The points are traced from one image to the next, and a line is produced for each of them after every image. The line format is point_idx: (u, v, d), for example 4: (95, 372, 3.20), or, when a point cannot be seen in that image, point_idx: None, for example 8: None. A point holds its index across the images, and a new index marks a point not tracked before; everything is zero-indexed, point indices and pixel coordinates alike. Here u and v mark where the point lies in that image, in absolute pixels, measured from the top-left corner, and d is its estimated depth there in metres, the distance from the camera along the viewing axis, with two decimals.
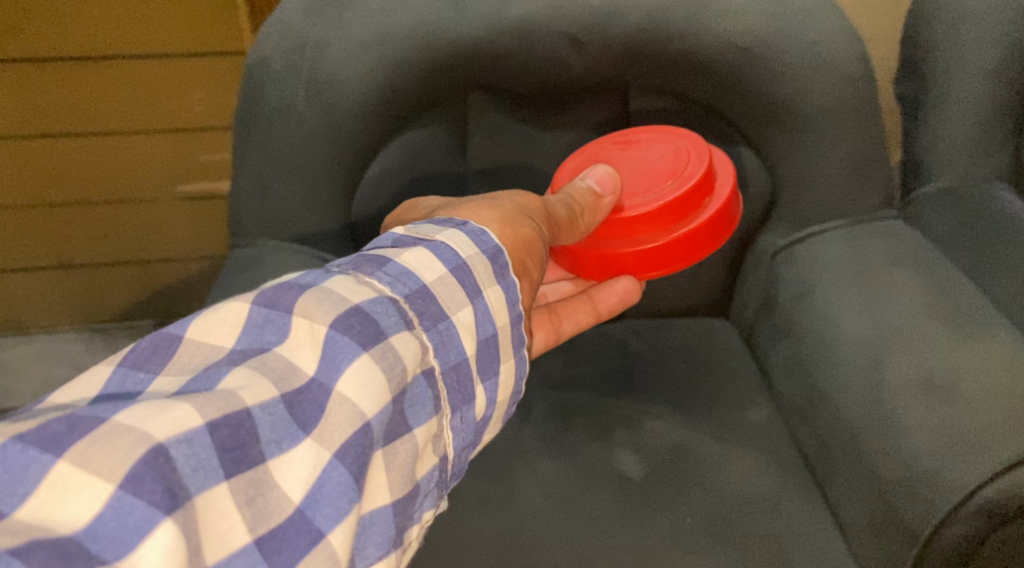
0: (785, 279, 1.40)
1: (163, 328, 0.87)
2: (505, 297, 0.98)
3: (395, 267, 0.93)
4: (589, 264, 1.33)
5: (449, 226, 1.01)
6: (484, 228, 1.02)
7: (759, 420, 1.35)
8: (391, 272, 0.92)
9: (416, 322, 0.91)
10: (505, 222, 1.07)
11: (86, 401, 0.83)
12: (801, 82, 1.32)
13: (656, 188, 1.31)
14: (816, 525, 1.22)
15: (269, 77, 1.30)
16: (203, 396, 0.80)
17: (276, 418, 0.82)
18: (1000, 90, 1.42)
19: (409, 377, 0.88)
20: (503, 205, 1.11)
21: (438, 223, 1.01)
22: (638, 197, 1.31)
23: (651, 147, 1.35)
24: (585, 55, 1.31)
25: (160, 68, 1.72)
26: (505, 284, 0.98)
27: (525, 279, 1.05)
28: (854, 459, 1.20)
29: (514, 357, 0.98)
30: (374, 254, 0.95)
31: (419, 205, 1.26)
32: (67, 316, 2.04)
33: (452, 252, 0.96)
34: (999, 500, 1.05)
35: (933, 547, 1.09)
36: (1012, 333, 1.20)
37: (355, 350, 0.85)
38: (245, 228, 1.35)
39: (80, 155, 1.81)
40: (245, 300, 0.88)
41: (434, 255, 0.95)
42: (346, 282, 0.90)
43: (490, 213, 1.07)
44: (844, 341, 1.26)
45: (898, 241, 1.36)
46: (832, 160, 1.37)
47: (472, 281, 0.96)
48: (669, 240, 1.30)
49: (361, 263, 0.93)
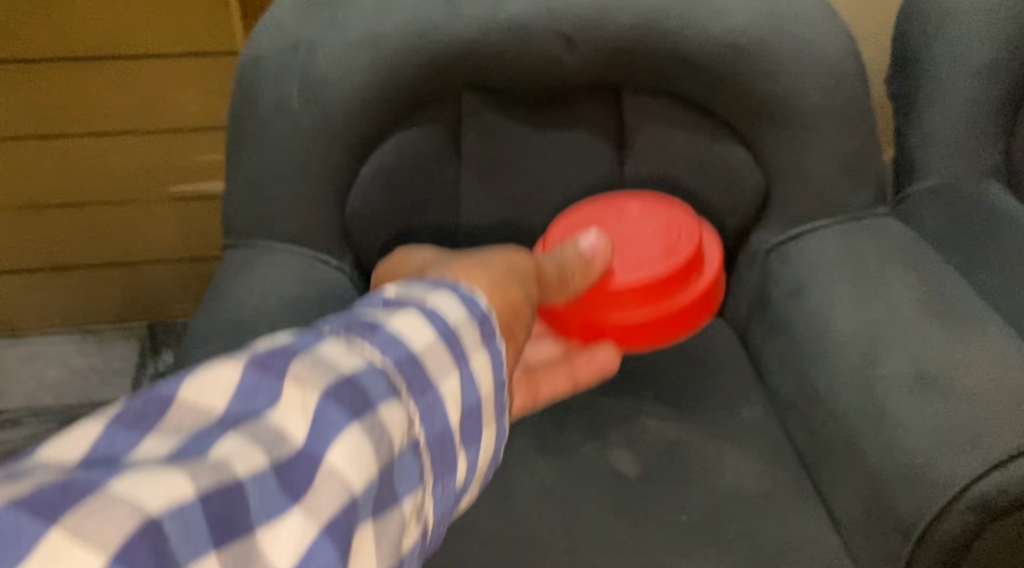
0: (778, 277, 1.41)
1: (151, 390, 0.79)
2: (490, 363, 0.98)
3: (385, 332, 0.91)
4: (573, 327, 1.39)
5: (437, 289, 1.00)
6: (472, 294, 1.03)
7: (754, 417, 1.35)
8: (381, 338, 0.91)
9: (405, 390, 0.89)
10: (497, 284, 1.10)
11: (71, 461, 0.72)
12: (790, 80, 1.34)
13: (646, 261, 1.39)
14: (811, 521, 1.22)
15: (262, 78, 1.30)
16: (196, 466, 0.72)
17: (267, 488, 0.75)
18: (992, 89, 1.43)
19: (396, 450, 0.84)
20: (492, 268, 1.13)
21: (425, 286, 1.01)
22: (627, 268, 1.39)
23: (641, 217, 1.41)
24: (578, 54, 1.32)
25: (154, 68, 1.73)
26: (490, 350, 0.99)
27: (511, 344, 1.07)
28: (848, 456, 1.20)
29: (494, 425, 0.98)
30: (364, 319, 0.93)
31: (408, 260, 1.26)
32: (60, 318, 2.01)
33: (441, 318, 0.96)
34: (991, 495, 1.05)
35: (926, 542, 1.09)
36: (1003, 330, 1.21)
37: (345, 421, 0.81)
38: (239, 229, 1.35)
39: (72, 156, 1.81)
40: (236, 363, 0.82)
41: (425, 321, 0.94)
42: (336, 348, 0.87)
43: (478, 273, 1.09)
44: (836, 337, 1.27)
45: (890, 238, 1.37)
46: (822, 158, 1.38)
47: (460, 347, 0.96)
48: (654, 313, 1.39)
49: (352, 328, 0.91)
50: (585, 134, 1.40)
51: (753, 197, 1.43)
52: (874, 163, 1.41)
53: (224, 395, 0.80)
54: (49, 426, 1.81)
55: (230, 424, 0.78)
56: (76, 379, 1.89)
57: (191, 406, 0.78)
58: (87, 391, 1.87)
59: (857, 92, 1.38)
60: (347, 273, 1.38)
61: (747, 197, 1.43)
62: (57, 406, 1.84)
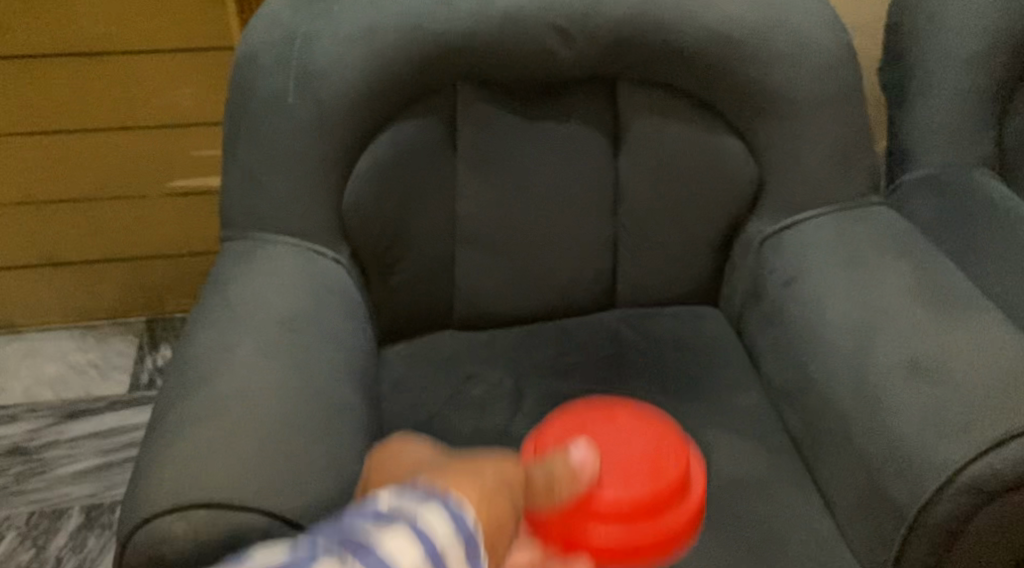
0: (772, 266, 1.41)
1: None
2: None
3: (376, 552, 0.84)
4: (553, 538, 1.17)
5: (431, 501, 0.92)
6: (462, 507, 0.94)
7: (748, 405, 1.37)
8: (373, 559, 0.84)
9: None
10: (482, 496, 0.99)
11: None
12: (781, 70, 1.37)
13: (632, 477, 1.20)
14: (806, 507, 1.23)
15: (258, 71, 1.31)
16: None
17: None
18: (982, 78, 1.45)
19: None
20: (483, 475, 1.03)
21: (418, 496, 0.93)
22: (615, 481, 1.19)
23: (629, 432, 1.25)
24: (573, 46, 1.34)
25: (152, 64, 1.75)
26: None
27: (492, 558, 0.98)
28: (842, 441, 1.21)
29: None
30: (356, 535, 0.86)
31: (401, 456, 1.13)
32: (58, 315, 2.00)
33: (435, 536, 0.88)
34: (986, 477, 1.06)
35: (921, 524, 1.09)
36: (995, 315, 1.22)
37: None
38: (235, 222, 1.35)
39: (70, 153, 1.82)
40: None
41: (421, 536, 0.87)
42: None
43: (468, 480, 1.00)
44: (831, 325, 1.28)
45: (884, 226, 1.38)
46: (815, 147, 1.39)
47: None
48: (640, 534, 1.16)
49: (346, 546, 0.85)
50: (578, 126, 1.42)
51: (747, 188, 1.43)
52: (867, 153, 1.42)
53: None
54: (48, 421, 1.80)
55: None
56: (74, 375, 1.90)
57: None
58: (85, 386, 1.87)
59: (849, 82, 1.39)
60: (344, 267, 1.36)
61: (741, 187, 1.43)
62: (55, 401, 1.84)
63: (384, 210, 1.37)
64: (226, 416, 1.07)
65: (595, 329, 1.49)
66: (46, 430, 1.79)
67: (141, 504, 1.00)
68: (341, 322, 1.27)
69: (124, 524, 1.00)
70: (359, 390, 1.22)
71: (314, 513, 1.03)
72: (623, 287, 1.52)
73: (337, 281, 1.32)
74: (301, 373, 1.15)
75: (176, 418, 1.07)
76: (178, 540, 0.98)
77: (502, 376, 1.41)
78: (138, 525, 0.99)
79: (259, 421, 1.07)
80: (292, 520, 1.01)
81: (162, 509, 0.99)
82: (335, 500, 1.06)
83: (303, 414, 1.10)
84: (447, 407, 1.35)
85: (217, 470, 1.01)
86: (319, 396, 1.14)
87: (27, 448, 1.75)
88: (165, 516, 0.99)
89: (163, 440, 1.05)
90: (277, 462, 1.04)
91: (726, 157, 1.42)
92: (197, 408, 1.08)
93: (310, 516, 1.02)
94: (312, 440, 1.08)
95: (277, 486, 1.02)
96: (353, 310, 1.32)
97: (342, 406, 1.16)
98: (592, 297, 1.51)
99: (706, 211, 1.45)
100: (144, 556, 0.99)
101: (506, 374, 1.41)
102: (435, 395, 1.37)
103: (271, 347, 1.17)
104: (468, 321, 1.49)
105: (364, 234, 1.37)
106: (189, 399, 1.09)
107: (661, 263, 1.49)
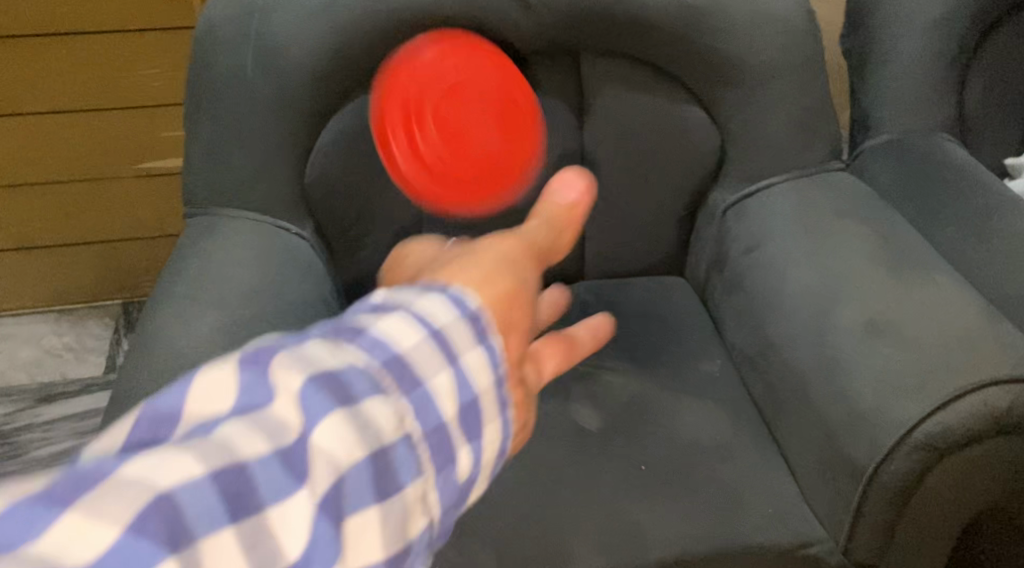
0: (734, 234, 1.43)
1: (151, 400, 0.67)
2: (486, 362, 0.77)
3: (368, 334, 0.74)
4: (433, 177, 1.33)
5: (430, 290, 0.80)
6: (463, 289, 0.81)
7: (712, 370, 1.38)
8: (365, 342, 0.73)
9: (393, 390, 0.71)
10: (482, 280, 0.83)
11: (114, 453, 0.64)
12: (743, 39, 1.37)
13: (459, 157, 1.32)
14: (767, 468, 1.25)
15: (217, 46, 1.31)
16: (197, 444, 0.63)
17: (273, 479, 0.64)
18: (941, 43, 1.47)
19: (384, 440, 0.69)
20: (481, 257, 0.88)
21: (416, 286, 0.81)
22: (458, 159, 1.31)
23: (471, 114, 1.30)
24: (534, 18, 1.35)
25: (115, 45, 1.74)
26: (485, 349, 0.78)
27: (512, 334, 0.82)
28: (801, 403, 1.23)
29: (498, 416, 0.77)
30: (349, 321, 0.75)
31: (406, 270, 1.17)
32: (33, 299, 2.01)
33: (426, 316, 0.76)
34: (937, 434, 1.08)
35: (876, 483, 1.11)
36: (952, 276, 1.24)
37: (325, 406, 0.67)
38: (198, 198, 1.35)
39: (33, 133, 1.81)
40: (227, 360, 0.69)
41: (412, 318, 0.76)
42: (318, 346, 0.71)
43: (461, 267, 0.85)
44: (792, 289, 1.30)
45: (843, 192, 1.40)
46: (775, 114, 1.40)
47: (447, 349, 0.75)
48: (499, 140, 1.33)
49: (335, 331, 0.74)
50: (541, 97, 1.43)
51: (710, 155, 1.45)
52: (827, 120, 1.44)
53: (291, 406, 0.67)
54: (23, 405, 1.81)
55: (284, 469, 0.64)
56: (50, 359, 1.91)
57: (129, 486, 0.60)
58: (62, 369, 1.89)
59: (810, 50, 1.41)
60: (310, 242, 1.36)
61: (704, 155, 1.44)
62: (31, 385, 1.85)
63: (349, 182, 1.37)
64: None
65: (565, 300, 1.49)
66: (22, 414, 1.79)
67: None
68: (307, 296, 1.27)
69: None
70: None
71: None
72: (590, 258, 1.53)
73: (303, 255, 1.33)
74: (263, 345, 1.16)
75: (136, 391, 1.09)
76: None
77: None
78: None
79: None
80: None
81: None
82: None
83: None
84: None
85: None
86: None
87: (3, 432, 1.76)
88: None
89: (124, 410, 1.07)
90: None
91: (689, 126, 1.43)
92: (156, 379, 1.09)
93: None
94: None
95: None
96: (319, 283, 1.32)
97: None
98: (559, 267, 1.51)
99: (670, 179, 1.46)
100: None
101: None
102: None
103: (234, 320, 1.18)
104: None
105: (330, 208, 1.38)
106: (148, 371, 1.11)
107: (627, 232, 1.50)
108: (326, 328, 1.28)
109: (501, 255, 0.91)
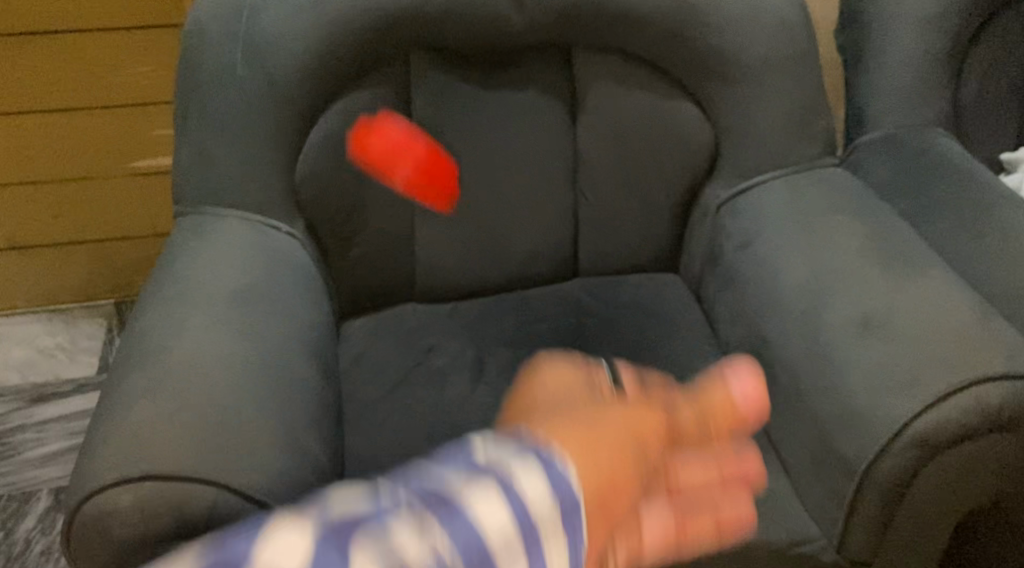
0: (728, 231, 1.42)
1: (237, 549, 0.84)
2: (568, 555, 0.93)
3: (464, 513, 0.89)
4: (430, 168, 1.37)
5: (533, 462, 0.96)
6: (564, 467, 0.97)
7: (707, 368, 1.37)
8: (454, 528, 0.88)
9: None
10: (585, 452, 0.99)
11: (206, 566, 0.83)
12: (734, 35, 1.37)
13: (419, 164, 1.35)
14: (762, 466, 1.24)
15: (206, 44, 1.31)
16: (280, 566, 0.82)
17: None
18: (936, 37, 1.46)
19: None
20: (608, 424, 1.06)
21: (517, 448, 0.97)
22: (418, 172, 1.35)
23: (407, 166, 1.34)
24: (526, 14, 1.35)
25: (106, 43, 1.74)
26: (572, 541, 0.94)
27: (603, 516, 0.99)
28: (795, 400, 1.22)
29: None
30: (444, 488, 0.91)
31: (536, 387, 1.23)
32: (23, 299, 1.98)
33: (522, 506, 0.91)
34: (927, 434, 1.08)
35: (869, 480, 1.12)
36: (946, 271, 1.23)
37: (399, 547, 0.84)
38: (188, 197, 1.34)
39: (25, 133, 1.81)
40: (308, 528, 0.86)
41: (503, 505, 0.91)
42: (405, 531, 0.86)
43: (578, 432, 1.02)
44: (784, 285, 1.30)
45: (839, 187, 1.39)
46: (768, 109, 1.40)
47: (534, 537, 0.91)
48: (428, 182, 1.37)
49: (428, 502, 0.90)
50: (534, 94, 1.42)
51: (704, 151, 1.44)
52: (821, 115, 1.43)
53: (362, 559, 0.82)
54: (16, 405, 1.80)
55: None
56: (42, 359, 1.89)
57: None
58: (54, 370, 1.87)
59: (802, 45, 1.40)
60: (299, 240, 1.36)
61: (697, 151, 1.43)
62: (23, 385, 1.84)
63: (340, 180, 1.36)
64: (173, 389, 1.07)
65: (559, 298, 1.48)
66: (14, 414, 1.78)
67: (89, 477, 1.00)
68: (298, 295, 1.27)
69: (70, 496, 1.00)
70: (315, 362, 1.22)
71: (264, 486, 1.02)
72: (585, 256, 1.51)
73: (293, 254, 1.32)
74: (252, 346, 1.15)
75: (125, 392, 1.08)
76: (125, 514, 0.98)
77: (464, 345, 1.40)
78: (86, 497, 0.99)
79: (208, 393, 1.07)
80: (243, 493, 1.00)
81: (109, 482, 0.99)
82: (290, 471, 1.05)
83: (253, 384, 1.10)
84: (408, 376, 1.35)
85: (164, 443, 1.01)
86: (271, 365, 1.14)
87: None
88: (113, 488, 0.99)
89: (113, 412, 1.06)
90: (227, 434, 1.04)
91: (682, 122, 1.42)
92: (144, 381, 1.08)
93: (262, 489, 1.01)
94: (262, 410, 1.08)
95: (226, 457, 1.02)
96: (309, 282, 1.31)
97: (296, 376, 1.16)
98: (553, 265, 1.50)
99: (665, 176, 1.45)
100: (90, 528, 0.99)
101: (467, 344, 1.40)
102: (395, 365, 1.37)
103: (223, 320, 1.17)
104: (430, 292, 1.48)
105: (320, 205, 1.36)
106: (136, 373, 1.10)
107: (621, 229, 1.49)
108: (316, 328, 1.27)
109: (632, 418, 1.09)
